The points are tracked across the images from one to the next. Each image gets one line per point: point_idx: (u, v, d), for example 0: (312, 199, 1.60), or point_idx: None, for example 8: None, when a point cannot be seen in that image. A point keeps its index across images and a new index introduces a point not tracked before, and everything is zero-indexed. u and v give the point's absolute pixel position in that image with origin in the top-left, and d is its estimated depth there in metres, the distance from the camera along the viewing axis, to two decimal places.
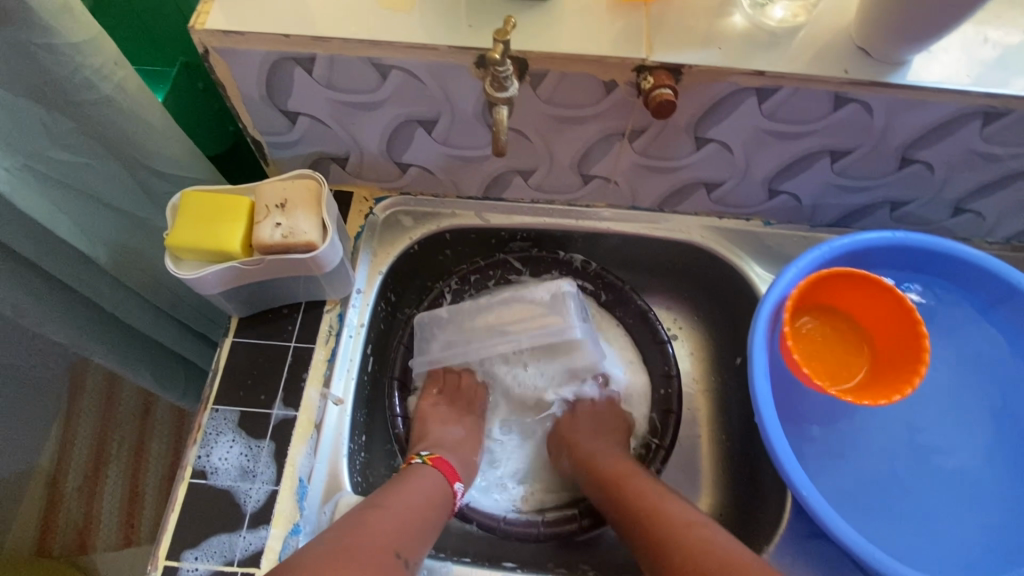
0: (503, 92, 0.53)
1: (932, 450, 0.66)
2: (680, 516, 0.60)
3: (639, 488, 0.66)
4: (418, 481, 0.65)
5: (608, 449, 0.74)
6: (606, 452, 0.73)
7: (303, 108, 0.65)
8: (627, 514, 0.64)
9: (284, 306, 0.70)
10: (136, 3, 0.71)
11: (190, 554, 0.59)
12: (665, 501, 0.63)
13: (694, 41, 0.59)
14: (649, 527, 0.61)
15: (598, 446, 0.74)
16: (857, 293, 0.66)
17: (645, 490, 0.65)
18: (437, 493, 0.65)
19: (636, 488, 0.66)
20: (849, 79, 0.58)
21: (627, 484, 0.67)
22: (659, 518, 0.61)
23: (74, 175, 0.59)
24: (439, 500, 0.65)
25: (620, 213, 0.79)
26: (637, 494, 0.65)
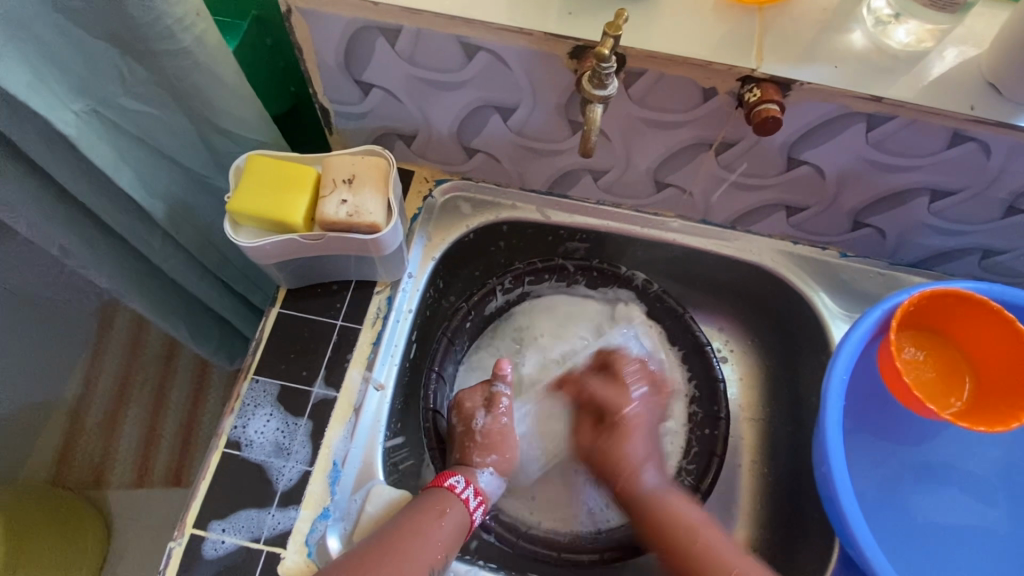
0: (602, 90, 0.49)
1: (996, 521, 0.62)
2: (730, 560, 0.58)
3: (686, 519, 0.61)
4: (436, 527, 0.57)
5: (643, 456, 0.67)
6: (643, 459, 0.66)
7: (379, 81, 0.62)
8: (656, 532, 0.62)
9: (334, 283, 0.68)
10: None
11: (217, 525, 0.57)
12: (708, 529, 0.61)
13: (808, 57, 0.55)
14: (669, 543, 0.61)
15: (634, 450, 0.67)
16: (963, 320, 0.59)
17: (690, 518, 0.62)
18: (451, 533, 0.58)
19: (673, 511, 0.62)
20: (974, 117, 0.53)
21: (659, 506, 0.63)
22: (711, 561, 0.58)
23: (140, 125, 0.56)
24: (452, 540, 0.58)
25: (689, 226, 0.75)
26: (684, 520, 0.61)
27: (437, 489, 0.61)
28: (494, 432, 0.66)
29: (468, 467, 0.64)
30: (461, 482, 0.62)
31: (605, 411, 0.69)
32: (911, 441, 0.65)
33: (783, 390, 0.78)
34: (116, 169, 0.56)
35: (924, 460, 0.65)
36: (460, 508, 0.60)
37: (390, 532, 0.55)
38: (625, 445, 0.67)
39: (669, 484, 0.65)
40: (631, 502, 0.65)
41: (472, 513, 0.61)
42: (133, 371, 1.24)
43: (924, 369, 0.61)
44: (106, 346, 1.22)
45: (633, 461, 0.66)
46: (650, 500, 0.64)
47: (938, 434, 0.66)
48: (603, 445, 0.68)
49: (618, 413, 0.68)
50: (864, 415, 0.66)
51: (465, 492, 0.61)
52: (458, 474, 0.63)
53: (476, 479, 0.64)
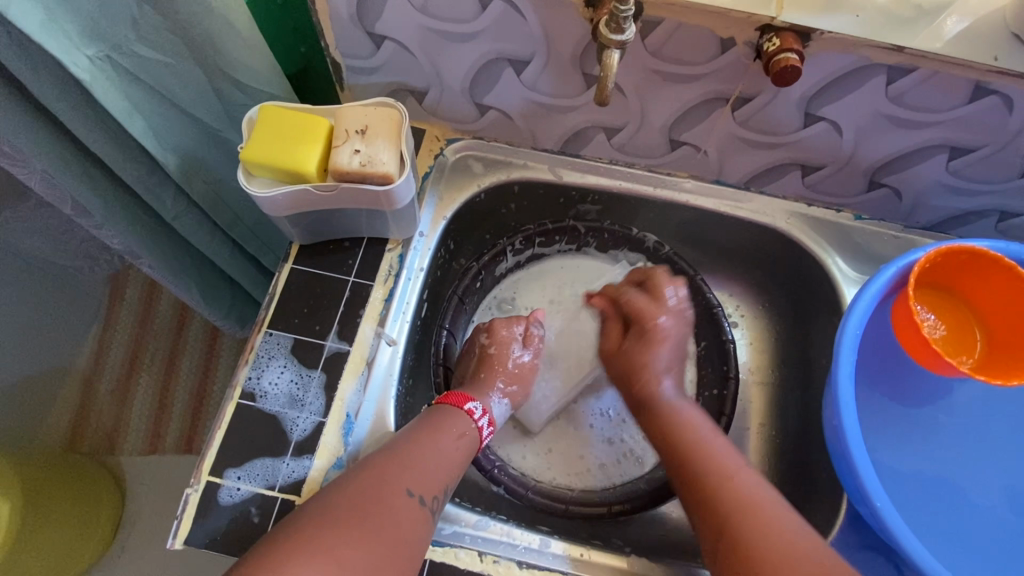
0: (618, 35, 0.48)
1: (1002, 478, 0.63)
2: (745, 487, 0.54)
3: (688, 420, 0.61)
4: (447, 441, 0.58)
5: (664, 365, 0.66)
6: (665, 367, 0.66)
7: (391, 33, 0.62)
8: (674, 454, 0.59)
9: (346, 240, 0.68)
10: None
11: (233, 473, 0.58)
12: (713, 445, 0.58)
13: (830, 6, 0.53)
14: (685, 462, 0.58)
15: (658, 357, 0.66)
16: (979, 276, 0.58)
17: (711, 451, 0.58)
18: (458, 452, 0.59)
19: (705, 447, 0.58)
20: (997, 67, 0.52)
21: (678, 422, 0.61)
22: (721, 486, 0.55)
23: (154, 74, 0.56)
24: (459, 458, 0.58)
25: (702, 186, 0.74)
26: (689, 427, 0.60)
27: (458, 409, 0.62)
28: (522, 369, 0.69)
29: (484, 393, 0.66)
30: (479, 409, 0.63)
31: (637, 326, 0.68)
32: (923, 401, 0.65)
33: (793, 356, 0.78)
34: (129, 119, 0.55)
35: (934, 420, 0.65)
36: (475, 433, 0.62)
37: (408, 444, 0.56)
38: (648, 354, 0.66)
39: (685, 398, 0.65)
40: (654, 416, 0.63)
41: (483, 437, 0.63)
42: (146, 337, 1.26)
43: (936, 326, 0.61)
44: (118, 315, 1.26)
45: (653, 365, 0.65)
46: (668, 408, 0.63)
47: (950, 394, 0.65)
48: (643, 336, 0.67)
49: (653, 317, 0.67)
50: (877, 374, 0.66)
51: (482, 418, 0.63)
52: (476, 400, 0.64)
53: (490, 409, 0.65)
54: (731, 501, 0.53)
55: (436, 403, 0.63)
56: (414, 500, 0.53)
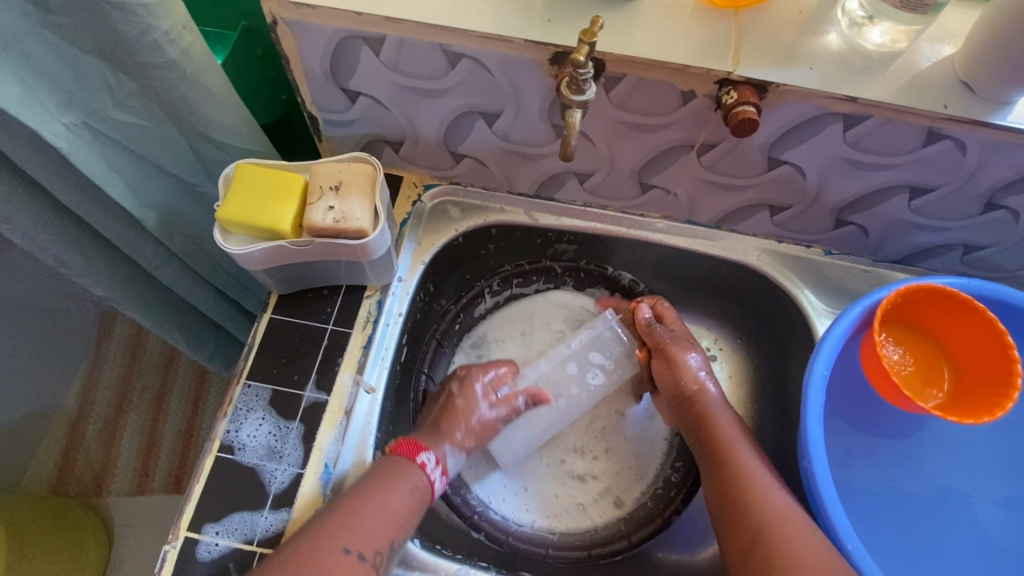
0: (580, 96, 0.51)
1: (973, 511, 0.63)
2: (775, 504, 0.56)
3: (732, 435, 0.62)
4: (391, 494, 0.57)
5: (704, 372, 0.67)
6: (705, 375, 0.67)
7: (365, 88, 0.63)
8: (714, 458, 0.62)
9: (324, 288, 0.69)
10: None
11: (211, 528, 0.58)
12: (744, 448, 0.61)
13: (785, 59, 0.56)
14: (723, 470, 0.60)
15: (694, 364, 0.67)
16: (943, 312, 0.60)
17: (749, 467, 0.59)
18: (403, 505, 0.58)
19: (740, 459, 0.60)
20: (948, 114, 0.54)
21: (720, 429, 0.63)
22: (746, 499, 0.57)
23: (131, 136, 0.58)
24: (404, 510, 0.58)
25: (675, 226, 0.76)
26: (723, 437, 0.62)
27: (408, 461, 0.61)
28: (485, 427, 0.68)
29: (440, 439, 0.65)
30: (432, 460, 0.62)
31: (660, 347, 0.69)
32: (895, 433, 0.66)
33: (770, 387, 0.79)
34: (107, 180, 0.57)
35: (904, 455, 0.66)
36: (426, 486, 0.61)
37: (349, 501, 0.56)
38: (686, 366, 0.67)
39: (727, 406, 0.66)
40: (697, 416, 0.65)
41: (435, 488, 0.62)
42: (134, 377, 1.25)
43: (904, 363, 0.62)
44: (105, 355, 1.26)
45: (694, 376, 0.66)
46: (710, 412, 0.65)
47: (919, 428, 0.66)
48: (667, 350, 0.68)
49: (680, 325, 0.71)
50: (848, 410, 0.67)
51: (434, 472, 0.62)
52: (431, 451, 0.63)
53: (446, 459, 0.64)
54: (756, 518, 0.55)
55: (387, 454, 0.62)
56: (352, 556, 0.53)
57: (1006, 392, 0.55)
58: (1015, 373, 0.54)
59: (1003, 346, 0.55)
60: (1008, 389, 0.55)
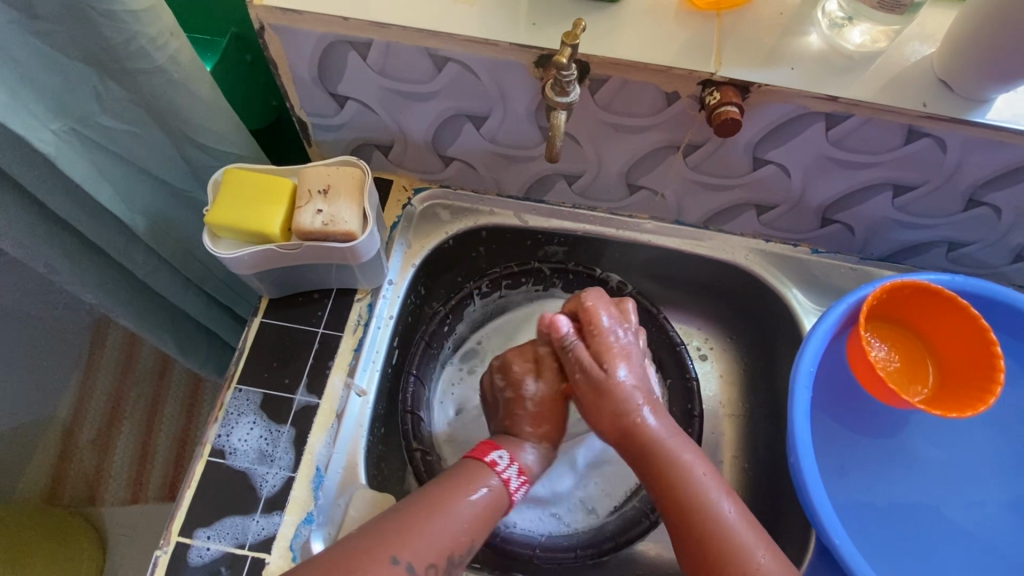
0: (564, 97, 0.51)
1: (958, 504, 0.64)
2: (729, 523, 0.54)
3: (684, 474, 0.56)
4: (456, 505, 0.54)
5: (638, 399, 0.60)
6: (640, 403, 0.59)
7: (353, 93, 0.64)
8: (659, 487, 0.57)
9: (315, 292, 0.69)
10: None
11: (203, 533, 0.58)
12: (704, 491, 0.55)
13: (767, 60, 0.56)
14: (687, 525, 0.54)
15: (628, 396, 0.59)
16: (927, 308, 0.61)
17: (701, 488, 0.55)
18: (470, 516, 0.55)
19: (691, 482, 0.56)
20: (927, 113, 0.55)
21: (669, 463, 0.57)
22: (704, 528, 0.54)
23: (120, 142, 0.58)
24: (471, 522, 0.54)
25: (663, 227, 0.77)
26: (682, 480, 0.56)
27: (479, 462, 0.59)
28: (545, 402, 0.64)
29: (515, 440, 0.62)
30: (505, 457, 0.60)
31: (590, 380, 0.61)
32: (881, 429, 0.67)
33: (760, 386, 0.80)
34: (96, 186, 0.57)
35: (889, 450, 0.66)
36: (500, 487, 0.58)
37: (417, 510, 0.53)
38: (620, 404, 0.59)
39: (672, 426, 0.60)
40: (642, 454, 0.58)
41: (515, 492, 0.59)
42: (127, 386, 1.25)
43: (890, 359, 0.63)
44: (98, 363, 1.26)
45: (630, 407, 0.59)
46: (658, 448, 0.58)
47: (905, 424, 0.67)
48: (597, 384, 0.61)
49: (601, 336, 0.62)
50: (834, 407, 0.67)
51: (508, 471, 0.59)
52: (503, 449, 0.61)
53: (520, 456, 0.61)
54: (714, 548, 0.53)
55: (469, 460, 0.59)
56: (399, 567, 0.50)
57: (989, 387, 0.55)
58: (998, 366, 0.55)
59: (986, 341, 0.56)
60: (991, 383, 0.55)
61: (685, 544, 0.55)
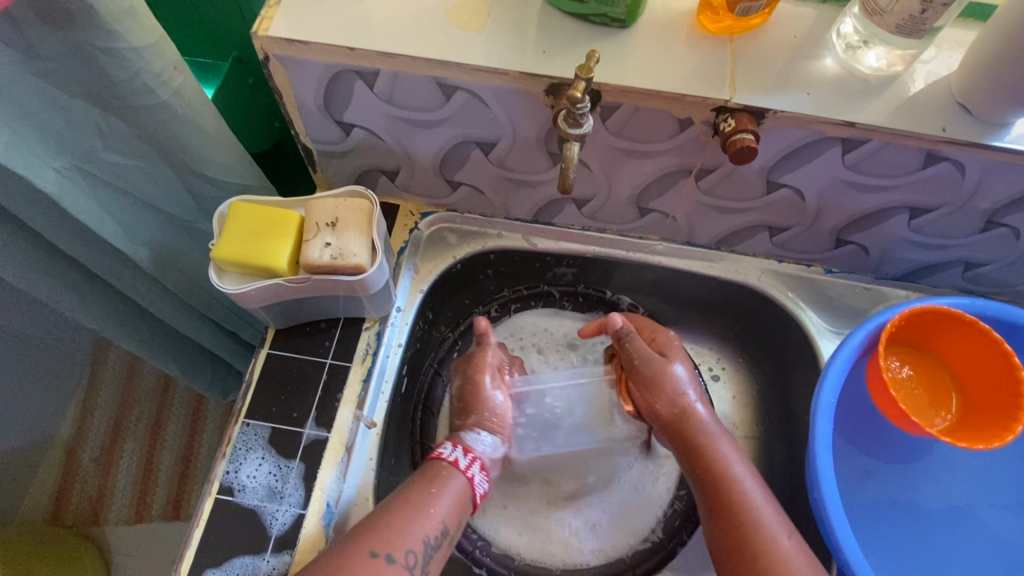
0: (577, 129, 0.50)
1: (979, 530, 0.63)
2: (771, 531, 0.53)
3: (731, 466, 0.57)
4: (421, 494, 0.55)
5: (689, 384, 0.63)
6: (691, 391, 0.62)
7: (359, 121, 0.63)
8: (698, 466, 0.59)
9: (322, 321, 0.68)
10: (202, 9, 0.68)
11: (212, 574, 0.57)
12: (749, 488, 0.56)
13: (782, 85, 0.55)
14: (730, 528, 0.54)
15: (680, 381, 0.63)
16: (947, 333, 0.60)
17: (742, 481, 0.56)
18: (442, 505, 0.55)
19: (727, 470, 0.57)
20: (946, 137, 0.54)
21: (713, 456, 0.58)
22: (739, 509, 0.55)
23: (123, 176, 0.57)
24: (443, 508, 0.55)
25: (674, 248, 0.76)
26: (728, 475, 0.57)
27: (426, 459, 0.59)
28: (468, 391, 0.65)
29: (457, 432, 0.63)
30: (446, 447, 0.60)
31: (630, 366, 0.65)
32: (901, 455, 0.66)
33: (775, 407, 0.79)
34: (99, 222, 0.56)
35: (909, 475, 0.65)
36: (455, 471, 0.58)
37: (388, 508, 0.54)
38: (668, 384, 0.63)
39: (721, 426, 0.61)
40: (686, 441, 0.60)
41: (473, 479, 0.59)
42: (129, 406, 1.23)
43: (909, 385, 0.62)
44: (100, 381, 1.23)
45: (681, 394, 0.62)
46: (701, 433, 0.60)
47: (926, 449, 0.66)
48: (653, 372, 0.64)
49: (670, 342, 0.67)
50: (854, 432, 0.66)
51: (454, 453, 0.59)
52: (446, 442, 0.61)
53: (469, 444, 0.62)
54: (748, 531, 0.53)
55: (427, 460, 0.59)
56: (380, 559, 0.50)
57: (1014, 417, 0.54)
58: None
59: (1009, 369, 0.55)
60: (1017, 414, 0.54)
61: (724, 542, 0.55)
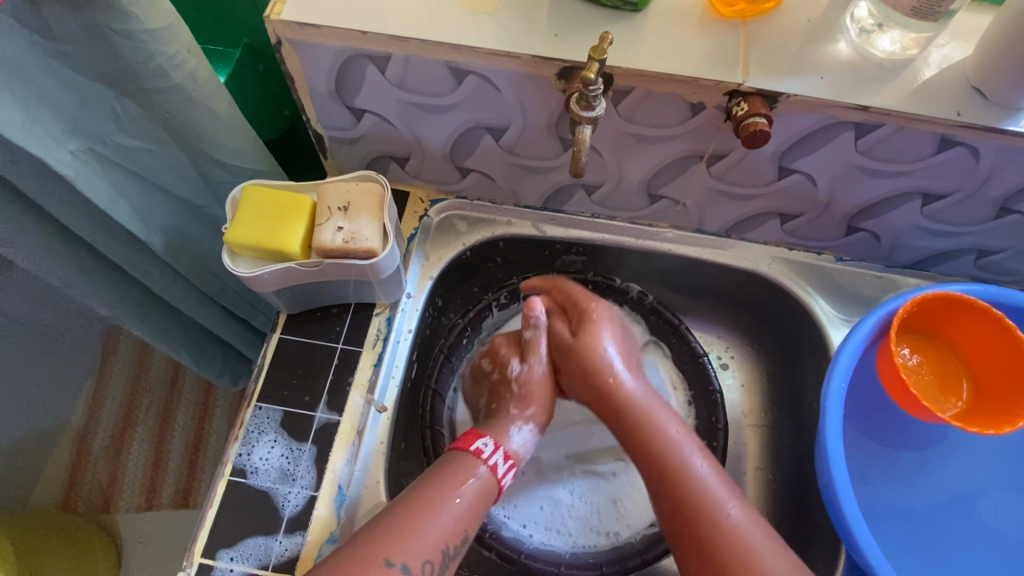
0: (589, 112, 0.50)
1: (989, 518, 0.63)
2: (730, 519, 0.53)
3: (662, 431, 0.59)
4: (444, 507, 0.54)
5: (616, 362, 0.64)
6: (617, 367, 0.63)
7: (370, 106, 0.63)
8: (633, 434, 0.60)
9: (333, 306, 0.68)
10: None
11: (225, 554, 0.58)
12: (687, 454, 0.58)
13: (795, 69, 0.55)
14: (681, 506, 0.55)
15: (605, 359, 0.63)
16: (959, 320, 0.59)
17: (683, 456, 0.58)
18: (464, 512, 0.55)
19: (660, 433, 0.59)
20: (960, 122, 0.54)
21: (649, 428, 0.60)
22: (677, 475, 0.56)
23: (137, 160, 0.57)
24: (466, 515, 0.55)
25: (684, 235, 0.75)
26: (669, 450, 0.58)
27: (462, 454, 0.59)
28: (531, 381, 0.66)
29: (503, 424, 0.64)
30: (487, 447, 0.60)
31: (564, 351, 0.66)
32: (911, 442, 0.66)
33: (785, 396, 0.79)
34: (113, 206, 0.56)
35: (918, 463, 0.65)
36: (488, 477, 0.58)
37: (404, 516, 0.53)
38: (597, 363, 0.63)
39: (649, 391, 0.63)
40: (619, 415, 0.62)
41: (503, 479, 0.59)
42: (139, 394, 1.25)
43: (920, 372, 0.62)
44: (110, 371, 1.24)
45: (607, 370, 0.63)
46: (635, 407, 0.61)
47: (936, 437, 0.66)
48: (578, 349, 0.65)
49: (588, 305, 0.67)
50: (864, 419, 0.66)
51: (494, 456, 0.59)
52: (486, 437, 0.61)
53: (506, 442, 0.62)
54: (687, 492, 0.55)
55: (455, 450, 0.60)
56: (395, 569, 0.49)
57: None
58: None
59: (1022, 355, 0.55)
60: None
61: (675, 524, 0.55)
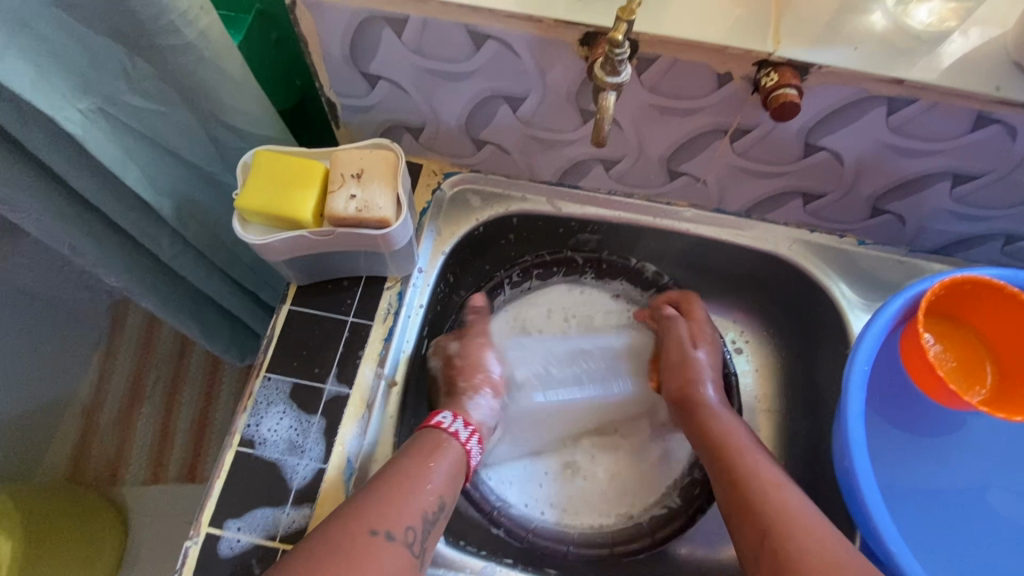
0: (615, 77, 0.48)
1: (1003, 506, 0.62)
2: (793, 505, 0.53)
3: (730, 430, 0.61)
4: (423, 475, 0.55)
5: (710, 374, 0.67)
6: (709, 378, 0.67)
7: (386, 72, 0.61)
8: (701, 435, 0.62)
9: (343, 279, 0.67)
10: None
11: (233, 524, 0.57)
12: (750, 451, 0.59)
13: (828, 39, 0.53)
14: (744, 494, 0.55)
15: (702, 369, 0.67)
16: (987, 304, 0.58)
17: (751, 454, 0.58)
18: (440, 482, 0.56)
19: (728, 427, 0.61)
20: (999, 97, 0.52)
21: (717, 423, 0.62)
22: (745, 465, 0.57)
23: (146, 123, 0.56)
24: (441, 482, 0.56)
25: (702, 215, 0.74)
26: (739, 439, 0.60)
27: (427, 429, 0.61)
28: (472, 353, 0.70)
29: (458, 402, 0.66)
30: (448, 418, 0.62)
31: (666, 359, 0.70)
32: (928, 429, 0.65)
33: (800, 382, 0.77)
34: (122, 169, 0.55)
35: (935, 450, 0.64)
36: (455, 445, 0.60)
37: (384, 489, 0.53)
38: (696, 370, 0.67)
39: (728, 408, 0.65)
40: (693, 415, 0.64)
41: (471, 447, 0.61)
42: (146, 369, 1.24)
43: (944, 358, 0.60)
44: (119, 343, 1.26)
45: (697, 375, 0.67)
46: (711, 413, 0.63)
47: (953, 424, 0.65)
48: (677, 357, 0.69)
49: (701, 331, 0.71)
50: (883, 405, 0.65)
51: (454, 424, 0.61)
52: (446, 412, 0.63)
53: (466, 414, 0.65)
54: (752, 488, 0.55)
55: (425, 430, 0.61)
56: (380, 537, 0.50)
57: None
58: None
59: None
60: None
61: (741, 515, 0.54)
